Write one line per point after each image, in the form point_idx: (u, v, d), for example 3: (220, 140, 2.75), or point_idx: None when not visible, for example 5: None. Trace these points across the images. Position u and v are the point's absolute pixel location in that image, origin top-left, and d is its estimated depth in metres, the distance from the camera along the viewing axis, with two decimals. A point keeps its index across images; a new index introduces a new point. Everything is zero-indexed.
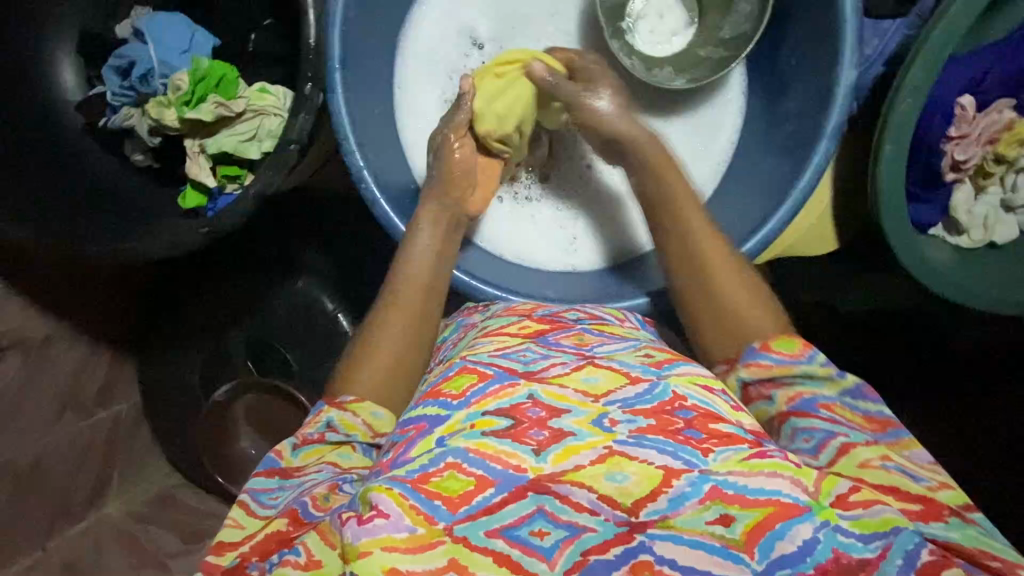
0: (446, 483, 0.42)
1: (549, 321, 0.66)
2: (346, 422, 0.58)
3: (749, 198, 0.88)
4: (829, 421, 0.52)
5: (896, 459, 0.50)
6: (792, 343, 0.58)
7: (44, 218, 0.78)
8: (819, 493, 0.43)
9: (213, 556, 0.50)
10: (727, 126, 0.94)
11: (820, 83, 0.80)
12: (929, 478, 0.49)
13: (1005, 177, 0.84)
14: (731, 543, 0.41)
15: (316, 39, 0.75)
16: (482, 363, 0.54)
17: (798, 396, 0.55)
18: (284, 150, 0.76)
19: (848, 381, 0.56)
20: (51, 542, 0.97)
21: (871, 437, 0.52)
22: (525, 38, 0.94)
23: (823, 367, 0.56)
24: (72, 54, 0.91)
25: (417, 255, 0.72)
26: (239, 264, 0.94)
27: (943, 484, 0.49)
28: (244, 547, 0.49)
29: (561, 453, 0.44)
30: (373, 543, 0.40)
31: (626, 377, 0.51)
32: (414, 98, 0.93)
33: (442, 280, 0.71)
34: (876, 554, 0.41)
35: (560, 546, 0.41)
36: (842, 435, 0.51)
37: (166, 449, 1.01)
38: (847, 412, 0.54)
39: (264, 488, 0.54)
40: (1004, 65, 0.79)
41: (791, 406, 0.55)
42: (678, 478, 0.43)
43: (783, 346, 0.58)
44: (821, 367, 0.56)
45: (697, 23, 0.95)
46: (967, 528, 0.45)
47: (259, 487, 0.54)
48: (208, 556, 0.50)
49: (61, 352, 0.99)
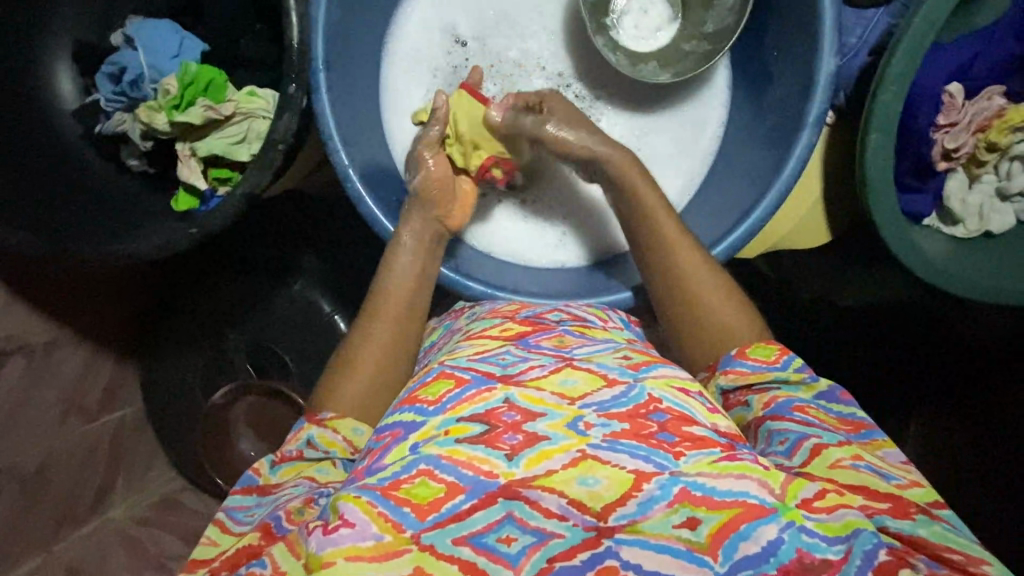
0: (417, 489, 0.42)
1: (530, 321, 0.63)
2: (325, 439, 0.56)
3: (733, 187, 0.83)
4: (803, 423, 0.51)
5: (868, 458, 0.48)
6: (769, 349, 0.57)
7: (40, 216, 0.78)
8: (786, 495, 0.43)
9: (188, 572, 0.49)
10: (714, 120, 0.89)
11: (801, 63, 0.76)
12: (900, 476, 0.47)
13: (1000, 164, 0.83)
14: (696, 547, 0.41)
15: (299, 41, 0.71)
16: (460, 367, 0.52)
17: (775, 399, 0.54)
18: (270, 151, 0.72)
19: (821, 386, 0.54)
20: (57, 544, 0.93)
21: (845, 438, 0.50)
22: (510, 39, 0.89)
23: (798, 372, 0.55)
24: (71, 63, 0.89)
25: (394, 277, 0.69)
26: (225, 270, 0.94)
27: (915, 483, 0.47)
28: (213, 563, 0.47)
29: (534, 457, 0.44)
30: (336, 553, 0.40)
31: (602, 379, 0.50)
32: (398, 100, 0.89)
33: (423, 302, 0.68)
34: (839, 557, 0.41)
35: (526, 553, 0.41)
36: (815, 436, 0.49)
37: (169, 453, 0.99)
38: (821, 414, 0.52)
39: (241, 506, 0.53)
40: (992, 53, 0.79)
41: (766, 411, 0.53)
42: (649, 482, 0.43)
43: (759, 352, 0.57)
44: (795, 373, 0.55)
45: (682, 18, 0.89)
46: (934, 524, 0.44)
47: (235, 504, 0.53)
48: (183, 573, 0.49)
49: (66, 353, 0.95)
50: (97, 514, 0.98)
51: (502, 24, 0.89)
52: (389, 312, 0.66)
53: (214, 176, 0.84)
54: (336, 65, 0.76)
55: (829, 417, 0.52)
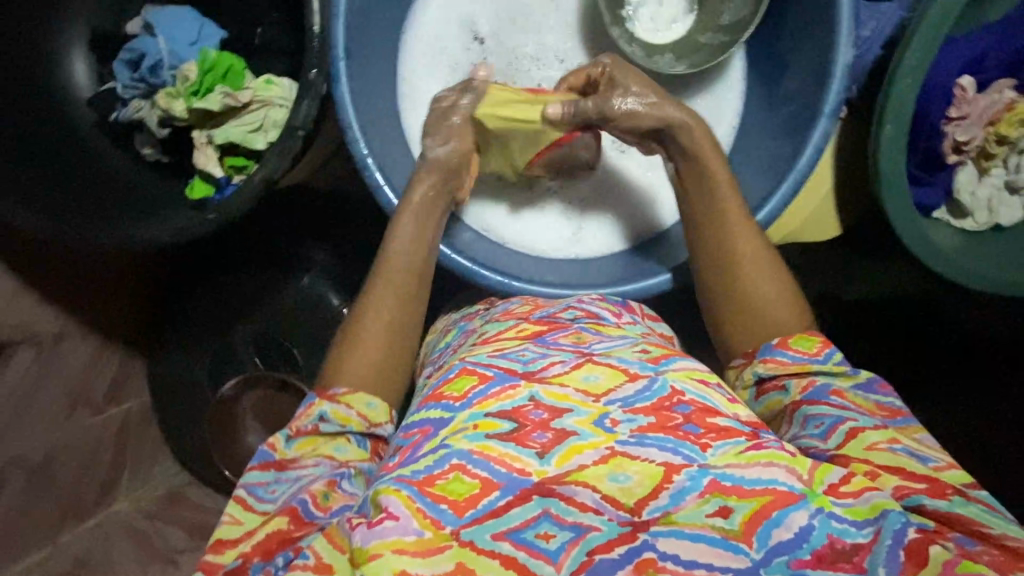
0: (452, 486, 0.43)
1: (544, 321, 0.63)
2: (340, 414, 0.55)
3: (747, 179, 0.84)
4: (840, 408, 0.52)
5: (906, 442, 0.49)
6: (811, 341, 0.58)
7: (52, 200, 0.77)
8: (813, 481, 0.44)
9: (211, 555, 0.47)
10: (728, 113, 0.90)
11: (817, 54, 0.76)
12: (937, 459, 0.48)
13: (1008, 158, 0.83)
14: (730, 535, 0.41)
15: (320, 26, 0.71)
16: (481, 364, 0.52)
17: (812, 385, 0.55)
18: (289, 136, 0.71)
19: (863, 376, 0.55)
20: (62, 537, 0.91)
21: (882, 421, 0.50)
22: (526, 31, 0.89)
23: (839, 365, 0.56)
24: (87, 51, 0.89)
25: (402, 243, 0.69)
26: (239, 268, 0.94)
27: (952, 464, 0.48)
28: (244, 546, 0.47)
29: (564, 453, 0.44)
30: (382, 544, 0.41)
31: (624, 374, 0.51)
32: (415, 92, 0.89)
33: (429, 267, 0.70)
34: (868, 539, 0.41)
35: (565, 548, 0.41)
36: (852, 420, 0.50)
37: (176, 449, 1.01)
38: (859, 400, 0.53)
39: (260, 483, 0.51)
40: (1004, 46, 0.79)
41: (803, 395, 0.54)
42: (678, 473, 0.43)
43: (801, 342, 0.58)
44: (835, 365, 0.56)
45: (697, 10, 0.89)
46: (970, 504, 0.44)
47: (254, 481, 0.51)
48: (206, 555, 0.47)
49: (72, 346, 0.94)
50: (104, 506, 0.98)
51: (519, 16, 0.89)
52: (396, 278, 0.67)
53: (230, 164, 0.84)
54: (355, 51, 0.76)
55: (867, 403, 0.52)
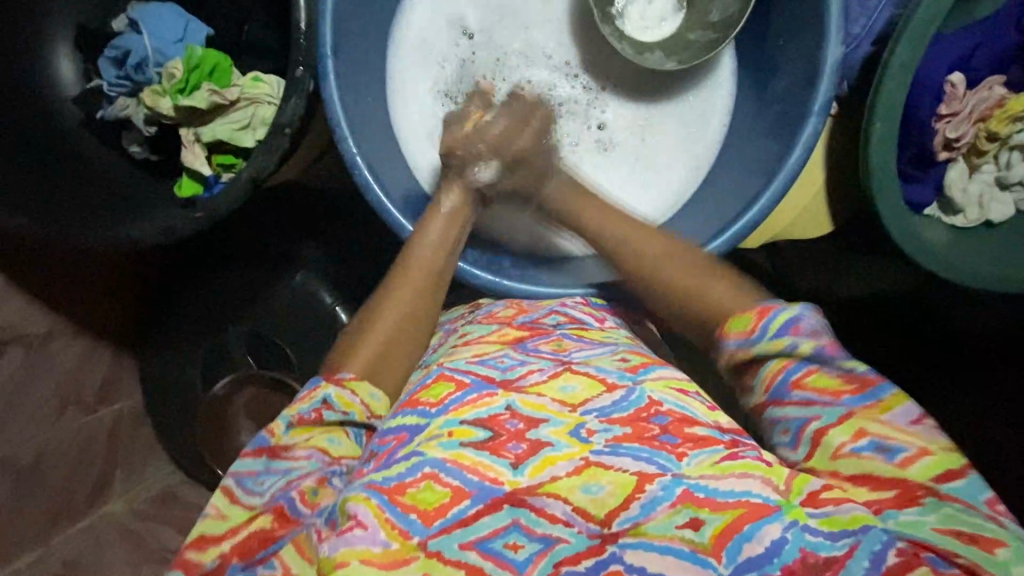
0: (423, 494, 0.43)
1: (527, 326, 0.63)
2: (342, 399, 0.52)
3: (738, 177, 0.83)
4: (801, 405, 0.47)
5: (872, 431, 0.45)
6: (746, 319, 0.52)
7: (33, 199, 0.76)
8: (790, 492, 0.44)
9: (192, 550, 0.45)
10: (718, 108, 0.89)
11: (806, 52, 0.76)
12: (909, 446, 0.44)
13: (999, 154, 0.82)
14: (699, 548, 0.41)
15: (307, 22, 0.71)
16: (459, 371, 0.52)
17: (771, 378, 0.49)
18: (277, 134, 0.71)
19: (808, 348, 0.48)
20: (54, 538, 0.93)
21: (845, 407, 0.46)
22: (514, 28, 0.89)
23: (778, 339, 0.49)
24: (73, 50, 0.89)
25: (421, 247, 0.69)
26: (227, 263, 0.94)
27: (926, 450, 0.44)
28: (226, 545, 0.45)
29: (538, 464, 0.45)
30: (350, 553, 0.40)
31: (602, 385, 0.50)
32: (403, 90, 0.88)
33: (448, 273, 0.68)
34: (844, 552, 0.40)
35: (533, 560, 0.41)
36: (815, 419, 0.47)
37: (166, 446, 0.98)
38: (821, 382, 0.47)
39: (249, 472, 0.48)
40: (995, 42, 0.79)
41: (764, 393, 0.49)
42: (651, 483, 0.44)
43: (738, 325, 0.52)
44: (775, 342, 0.49)
45: (686, 7, 0.88)
46: (945, 506, 0.41)
47: (243, 470, 0.48)
48: (186, 549, 0.46)
49: (61, 348, 0.95)
50: (97, 507, 0.97)
51: (507, 12, 0.88)
52: (414, 276, 0.65)
53: (218, 162, 0.83)
54: (343, 49, 0.75)
55: (828, 381, 0.47)
